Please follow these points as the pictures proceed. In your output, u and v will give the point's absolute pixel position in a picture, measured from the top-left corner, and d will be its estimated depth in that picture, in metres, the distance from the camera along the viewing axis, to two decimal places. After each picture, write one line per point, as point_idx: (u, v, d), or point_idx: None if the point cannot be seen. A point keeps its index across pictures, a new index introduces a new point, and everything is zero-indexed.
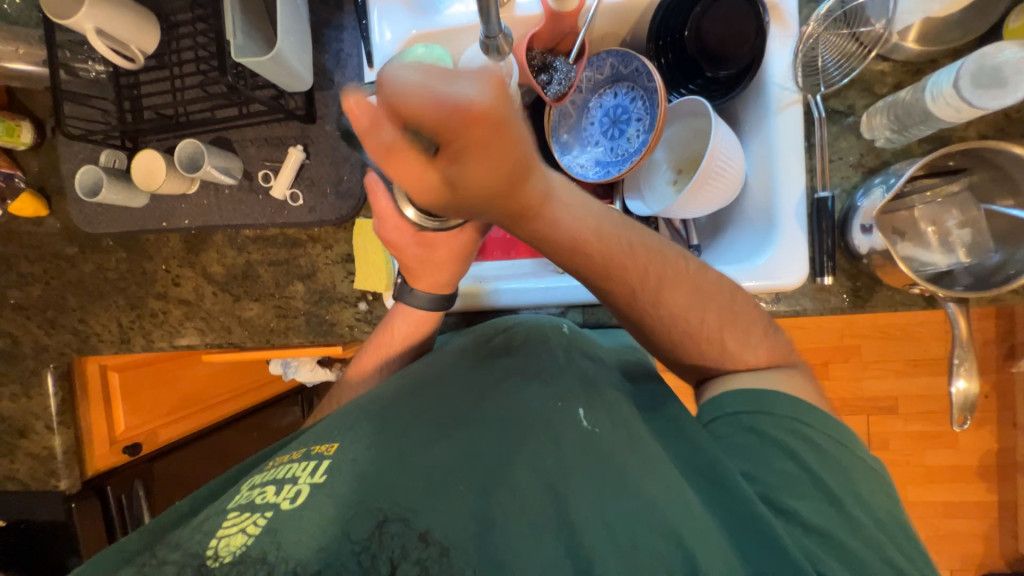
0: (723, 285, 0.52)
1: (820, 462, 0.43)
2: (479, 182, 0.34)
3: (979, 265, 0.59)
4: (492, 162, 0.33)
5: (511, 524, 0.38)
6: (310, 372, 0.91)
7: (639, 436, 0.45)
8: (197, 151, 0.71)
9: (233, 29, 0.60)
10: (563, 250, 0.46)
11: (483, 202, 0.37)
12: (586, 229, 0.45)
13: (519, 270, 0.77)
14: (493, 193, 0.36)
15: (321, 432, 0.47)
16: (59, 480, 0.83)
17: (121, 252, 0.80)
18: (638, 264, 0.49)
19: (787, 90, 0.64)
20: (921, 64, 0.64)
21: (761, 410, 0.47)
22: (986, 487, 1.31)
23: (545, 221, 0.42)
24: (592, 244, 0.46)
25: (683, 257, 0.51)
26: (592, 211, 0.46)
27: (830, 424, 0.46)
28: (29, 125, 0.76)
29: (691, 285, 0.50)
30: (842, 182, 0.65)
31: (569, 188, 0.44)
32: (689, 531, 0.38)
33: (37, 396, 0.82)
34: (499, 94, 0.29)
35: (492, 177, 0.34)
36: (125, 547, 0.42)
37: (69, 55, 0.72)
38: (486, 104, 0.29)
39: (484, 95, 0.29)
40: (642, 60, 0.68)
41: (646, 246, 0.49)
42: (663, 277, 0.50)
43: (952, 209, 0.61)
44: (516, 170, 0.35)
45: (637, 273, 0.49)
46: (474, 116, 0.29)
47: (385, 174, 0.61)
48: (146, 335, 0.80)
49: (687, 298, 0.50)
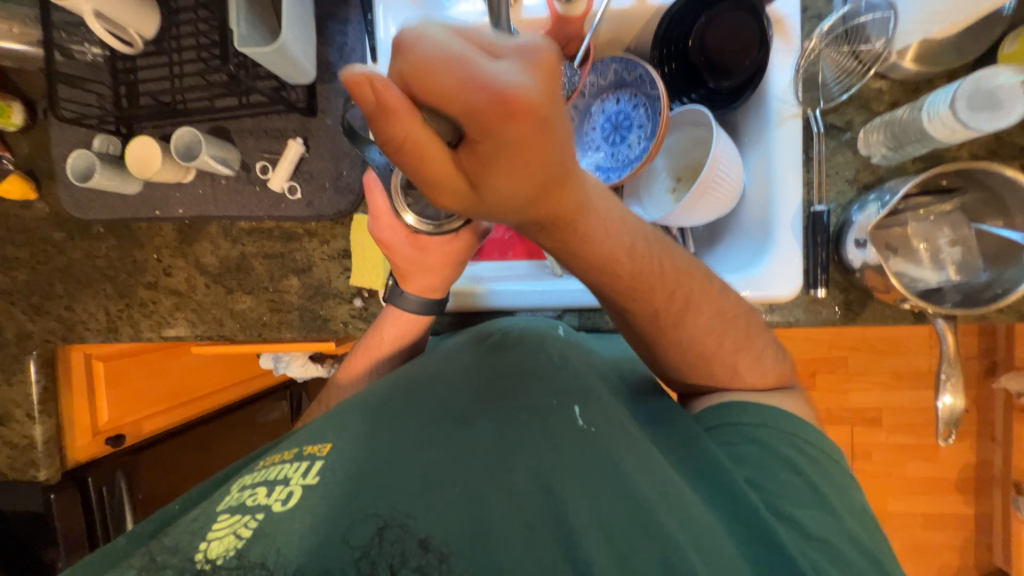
0: (731, 298, 0.53)
1: (804, 466, 0.46)
2: (530, 176, 0.31)
3: (969, 283, 0.61)
4: (540, 155, 0.30)
5: (507, 534, 0.38)
6: (301, 367, 0.90)
7: (635, 438, 0.46)
8: (194, 140, 0.70)
9: (237, 17, 0.59)
10: (597, 265, 0.44)
11: (532, 208, 0.34)
12: (621, 243, 0.44)
13: (515, 272, 0.77)
14: (529, 198, 0.33)
15: (313, 431, 0.46)
16: (39, 470, 0.81)
17: (111, 240, 0.78)
18: (666, 284, 0.49)
19: (788, 104, 0.65)
20: (918, 84, 0.65)
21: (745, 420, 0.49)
22: (964, 500, 1.34)
23: (585, 237, 0.41)
24: (625, 261, 0.45)
25: (699, 270, 0.51)
26: (628, 224, 0.45)
27: (813, 435, 0.48)
28: (20, 106, 0.75)
29: (702, 296, 0.51)
30: (838, 197, 0.66)
31: (611, 199, 0.43)
32: (683, 539, 0.38)
33: (19, 383, 0.80)
34: (548, 79, 0.28)
35: (534, 178, 0.32)
36: (112, 547, 0.41)
37: (65, 36, 0.71)
38: (534, 88, 0.27)
39: (530, 81, 0.27)
40: (646, 68, 0.69)
41: (675, 264, 0.49)
42: (681, 292, 0.50)
43: (944, 227, 0.62)
44: (559, 170, 0.33)
45: (664, 291, 0.49)
46: (518, 105, 0.27)
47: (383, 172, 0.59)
48: (134, 325, 0.78)
49: (690, 315, 0.51)
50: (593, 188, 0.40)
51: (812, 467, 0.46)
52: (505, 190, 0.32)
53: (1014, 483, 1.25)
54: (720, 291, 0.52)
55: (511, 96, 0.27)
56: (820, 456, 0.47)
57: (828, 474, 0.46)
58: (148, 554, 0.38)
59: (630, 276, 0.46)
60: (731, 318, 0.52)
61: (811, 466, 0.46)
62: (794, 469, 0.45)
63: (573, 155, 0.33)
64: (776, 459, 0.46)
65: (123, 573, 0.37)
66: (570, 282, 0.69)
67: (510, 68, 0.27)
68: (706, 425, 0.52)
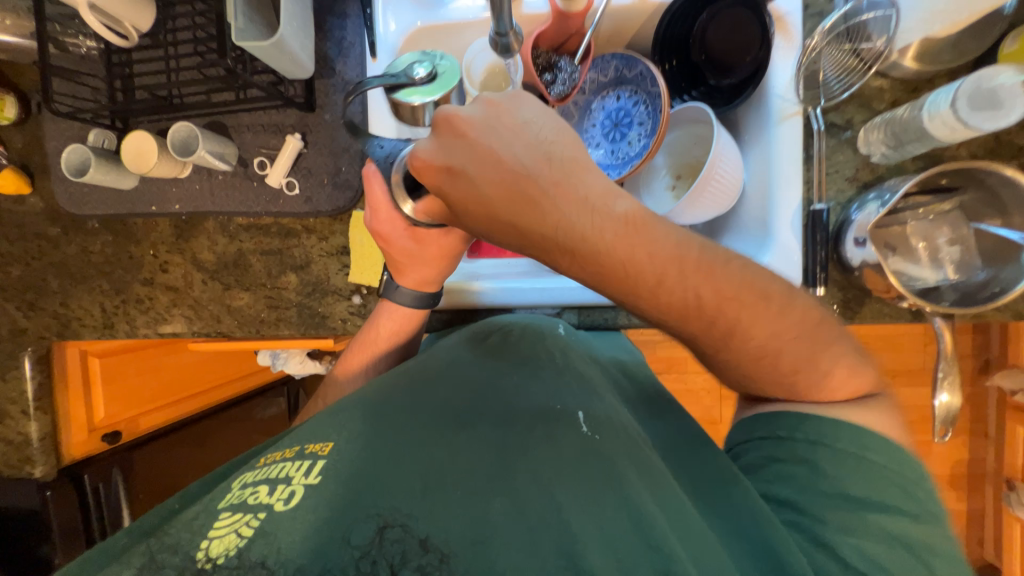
0: (804, 310, 0.45)
1: (855, 485, 0.42)
2: (458, 203, 0.44)
3: (966, 282, 0.61)
4: (455, 189, 0.44)
5: (508, 535, 0.38)
6: (299, 364, 0.90)
7: (639, 445, 0.46)
8: (190, 135, 0.69)
9: (234, 11, 0.58)
10: (605, 288, 0.43)
11: (500, 233, 0.44)
12: (639, 272, 0.41)
13: (515, 269, 0.76)
14: (473, 213, 0.44)
15: (314, 429, 0.46)
16: (34, 467, 0.82)
17: (107, 235, 0.77)
18: (709, 310, 0.43)
19: (789, 102, 0.65)
20: (918, 83, 0.65)
21: (796, 433, 0.46)
22: (956, 496, 1.35)
23: (589, 266, 0.42)
24: (649, 293, 0.42)
25: (758, 297, 0.43)
26: (656, 256, 0.41)
27: (872, 444, 0.44)
28: (13, 99, 0.73)
29: (758, 323, 0.44)
30: (837, 196, 0.67)
31: (633, 229, 0.41)
32: (681, 546, 0.38)
33: (12, 379, 0.79)
34: (443, 136, 0.43)
35: (460, 194, 0.44)
36: (110, 546, 0.41)
37: (59, 29, 0.69)
38: (433, 147, 0.44)
39: (433, 142, 0.44)
40: (647, 64, 0.69)
41: (721, 292, 0.42)
42: (727, 321, 0.43)
43: (942, 227, 0.63)
44: (486, 189, 0.43)
45: (704, 320, 0.44)
46: (424, 164, 0.44)
47: (384, 163, 0.60)
48: (130, 322, 0.78)
49: (740, 340, 0.45)
50: (593, 215, 0.41)
51: (861, 483, 0.42)
52: (459, 219, 0.46)
53: (1006, 479, 1.26)
54: (778, 314, 0.44)
55: (420, 160, 0.44)
56: (878, 472, 0.43)
57: (884, 492, 0.42)
58: (148, 551, 0.37)
59: (652, 306, 0.43)
60: (796, 335, 0.45)
61: (858, 482, 0.42)
62: (835, 485, 0.43)
63: (497, 184, 0.42)
64: (818, 475, 0.43)
65: (123, 571, 0.37)
66: (570, 279, 0.69)
67: (425, 143, 0.44)
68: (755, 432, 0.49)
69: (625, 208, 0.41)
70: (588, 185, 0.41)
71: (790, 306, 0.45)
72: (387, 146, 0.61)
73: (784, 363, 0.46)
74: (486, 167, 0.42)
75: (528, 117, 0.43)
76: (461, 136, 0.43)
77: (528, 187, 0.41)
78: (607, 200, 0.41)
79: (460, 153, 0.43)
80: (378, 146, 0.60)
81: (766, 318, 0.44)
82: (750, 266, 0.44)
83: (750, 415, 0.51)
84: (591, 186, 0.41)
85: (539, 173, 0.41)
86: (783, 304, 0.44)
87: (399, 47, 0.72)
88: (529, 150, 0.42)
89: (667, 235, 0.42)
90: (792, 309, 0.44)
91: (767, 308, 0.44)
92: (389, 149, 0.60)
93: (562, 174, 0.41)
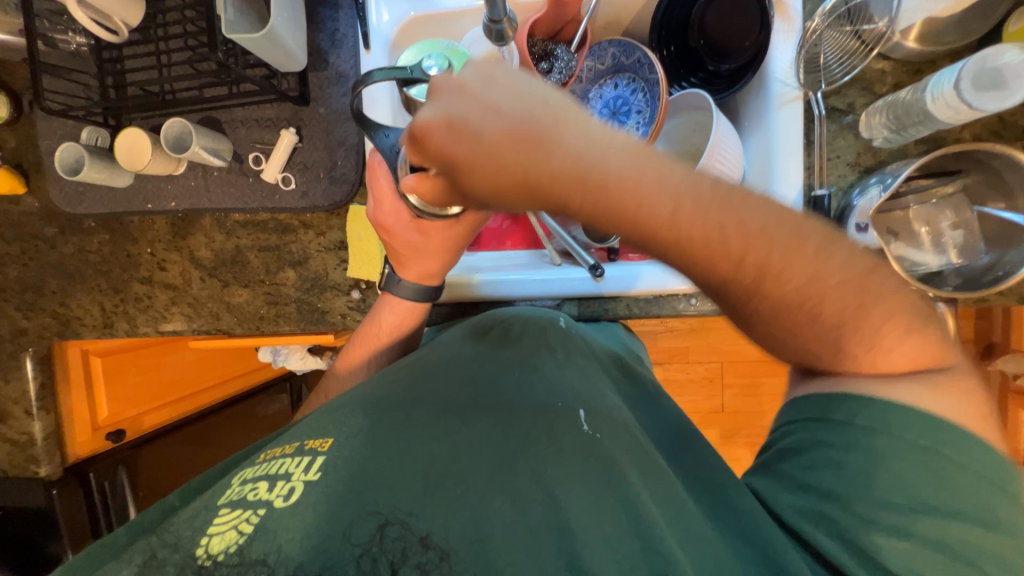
0: (849, 249, 0.40)
1: (907, 480, 0.40)
2: (465, 167, 0.39)
3: (970, 266, 0.61)
4: (460, 150, 0.39)
5: (508, 531, 0.38)
6: (300, 359, 0.90)
7: (639, 446, 0.47)
8: (184, 131, 0.68)
9: (224, 4, 0.57)
10: (638, 236, 0.39)
11: (512, 194, 0.39)
12: (663, 213, 0.37)
13: (513, 261, 0.77)
14: (481, 176, 0.39)
15: (314, 426, 0.46)
16: (39, 466, 0.82)
17: (104, 234, 0.77)
18: (744, 253, 0.39)
19: (789, 87, 0.64)
20: (920, 65, 0.64)
21: (854, 419, 0.43)
22: None
23: (612, 214, 0.38)
24: (677, 239, 0.38)
25: (791, 234, 0.39)
26: (681, 193, 0.37)
27: (934, 438, 0.40)
28: (5, 98, 0.73)
29: (799, 265, 0.40)
30: (838, 181, 0.66)
31: (655, 164, 0.37)
32: (679, 549, 0.39)
33: (15, 380, 0.80)
34: (437, 95, 0.39)
35: (465, 155, 0.39)
36: (112, 544, 0.41)
37: (48, 25, 0.68)
38: (428, 107, 0.39)
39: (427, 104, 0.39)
40: (644, 51, 0.68)
41: (751, 230, 0.38)
42: (764, 264, 0.39)
43: (946, 210, 0.62)
44: (494, 142, 0.38)
45: (738, 267, 0.40)
46: (422, 130, 0.39)
47: (389, 152, 0.58)
48: (130, 321, 0.78)
49: (773, 290, 0.41)
50: (611, 155, 0.37)
51: (890, 475, 0.40)
52: (468, 187, 0.41)
53: None
54: (814, 261, 0.40)
55: (416, 125, 0.39)
56: (913, 462, 0.40)
57: (914, 484, 0.40)
58: (149, 548, 0.37)
59: (682, 253, 0.39)
60: (839, 282, 0.40)
61: (883, 474, 0.41)
62: (860, 477, 0.41)
63: (504, 135, 0.37)
64: (845, 466, 0.42)
65: (125, 568, 0.37)
66: (571, 270, 0.70)
67: (420, 107, 0.39)
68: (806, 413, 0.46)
69: (641, 143, 0.37)
70: (600, 124, 0.37)
71: (829, 260, 0.40)
72: (393, 135, 0.59)
73: (807, 343, 0.44)
74: (489, 117, 0.38)
75: (525, 60, 0.39)
76: (458, 91, 0.38)
77: (536, 137, 0.37)
78: (621, 137, 0.37)
79: (458, 107, 0.38)
80: (384, 135, 0.58)
81: (797, 262, 0.40)
82: (780, 199, 0.40)
83: (798, 395, 0.48)
84: (603, 126, 0.37)
85: (545, 117, 0.37)
86: (816, 247, 0.40)
87: (391, 39, 0.72)
88: (532, 93, 0.38)
89: (689, 169, 0.38)
90: (828, 254, 0.40)
91: (801, 250, 0.40)
92: (394, 138, 0.59)
93: (570, 114, 0.37)
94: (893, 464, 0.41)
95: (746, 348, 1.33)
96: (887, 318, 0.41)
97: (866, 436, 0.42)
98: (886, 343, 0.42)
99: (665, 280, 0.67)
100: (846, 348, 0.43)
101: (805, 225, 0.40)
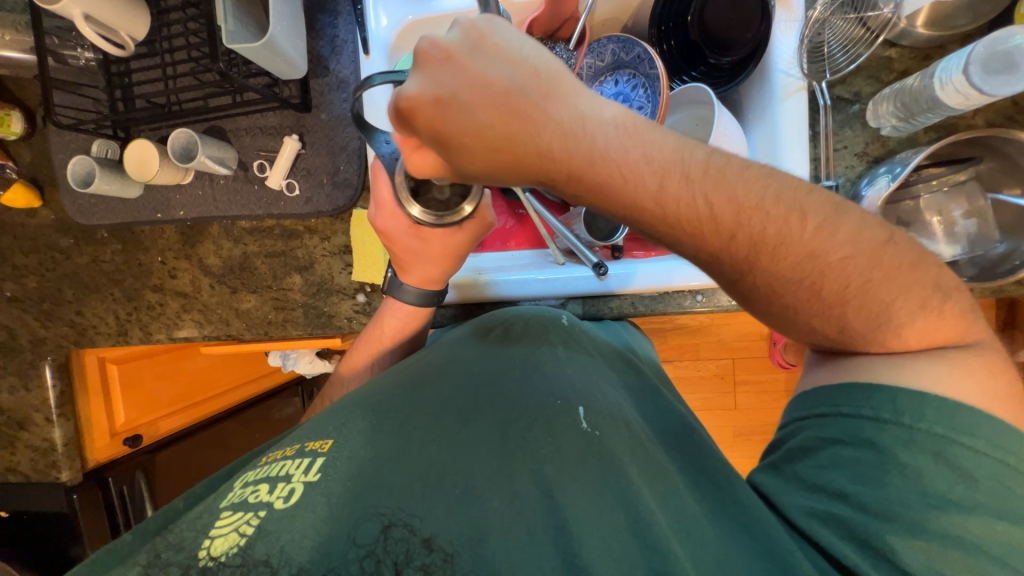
0: (869, 242, 0.40)
1: (930, 477, 0.38)
2: (456, 137, 0.40)
3: (984, 256, 0.59)
4: (448, 122, 0.39)
5: (507, 533, 0.38)
6: (309, 364, 0.90)
7: (637, 442, 0.47)
8: (190, 141, 0.70)
9: (223, 13, 0.58)
10: (626, 207, 0.39)
11: (498, 167, 0.40)
12: (647, 184, 0.38)
13: (517, 261, 0.78)
14: (474, 148, 0.39)
15: (316, 427, 0.47)
16: (60, 472, 0.84)
17: (116, 244, 0.79)
18: (721, 219, 0.39)
19: (792, 77, 0.63)
20: (929, 50, 0.63)
21: (868, 412, 0.41)
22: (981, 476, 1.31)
23: (591, 180, 0.39)
24: (655, 204, 0.39)
25: (779, 202, 0.40)
26: (657, 161, 0.38)
27: (969, 432, 0.38)
28: (19, 114, 0.75)
29: (802, 244, 0.40)
30: (846, 172, 0.64)
31: (632, 135, 0.38)
32: (681, 548, 0.39)
33: (36, 389, 0.82)
34: (428, 69, 0.38)
35: (457, 130, 0.39)
36: (120, 546, 0.42)
37: (57, 42, 0.70)
38: (421, 82, 0.38)
39: (418, 79, 0.39)
40: (643, 46, 0.67)
41: (730, 197, 0.39)
42: (757, 233, 0.40)
43: (958, 199, 0.60)
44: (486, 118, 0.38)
45: (717, 232, 0.40)
46: (411, 102, 0.39)
47: (389, 161, 0.59)
48: (143, 328, 0.79)
49: (766, 256, 0.40)
50: (589, 126, 0.38)
51: (902, 468, 0.39)
52: (457, 160, 0.41)
53: None
54: (816, 230, 0.40)
55: (406, 98, 0.39)
56: (927, 456, 0.39)
57: (931, 480, 0.38)
58: (155, 549, 0.38)
59: (658, 220, 0.39)
60: (856, 276, 0.40)
61: (895, 468, 0.39)
62: (870, 472, 0.40)
63: (491, 107, 0.38)
64: (855, 460, 0.41)
65: (133, 568, 0.38)
66: (573, 268, 0.69)
67: (407, 79, 0.39)
68: (807, 411, 0.45)
69: (618, 115, 0.39)
70: (579, 98, 0.38)
71: (838, 234, 0.40)
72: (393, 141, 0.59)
73: (814, 330, 0.44)
74: (482, 92, 0.38)
75: (509, 35, 0.39)
76: (447, 63, 0.38)
77: (523, 108, 0.38)
78: (600, 110, 0.39)
79: (451, 81, 0.38)
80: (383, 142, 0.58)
81: (791, 231, 0.40)
82: (761, 166, 0.40)
83: (804, 393, 0.47)
84: (582, 98, 0.38)
85: (528, 89, 0.38)
86: (811, 215, 0.40)
87: (391, 43, 0.73)
88: (516, 66, 0.38)
89: (666, 137, 0.39)
90: (825, 221, 0.40)
91: (795, 219, 0.40)
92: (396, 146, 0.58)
93: (551, 87, 0.38)
94: (906, 458, 0.39)
95: (758, 344, 1.31)
96: (896, 311, 0.41)
97: (873, 430, 0.41)
98: (908, 338, 0.41)
99: (669, 276, 0.66)
100: (865, 339, 0.42)
101: (802, 196, 0.40)
